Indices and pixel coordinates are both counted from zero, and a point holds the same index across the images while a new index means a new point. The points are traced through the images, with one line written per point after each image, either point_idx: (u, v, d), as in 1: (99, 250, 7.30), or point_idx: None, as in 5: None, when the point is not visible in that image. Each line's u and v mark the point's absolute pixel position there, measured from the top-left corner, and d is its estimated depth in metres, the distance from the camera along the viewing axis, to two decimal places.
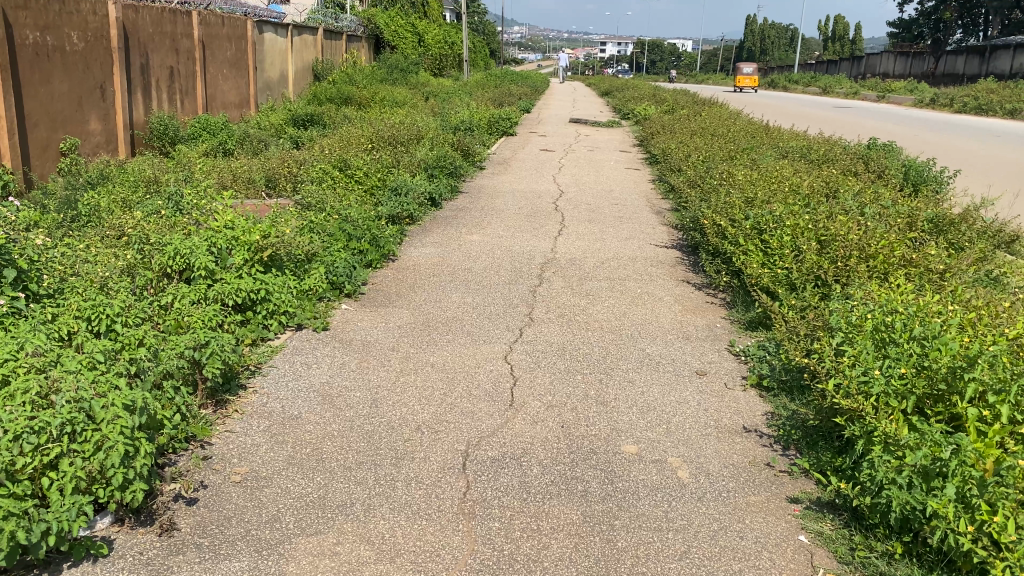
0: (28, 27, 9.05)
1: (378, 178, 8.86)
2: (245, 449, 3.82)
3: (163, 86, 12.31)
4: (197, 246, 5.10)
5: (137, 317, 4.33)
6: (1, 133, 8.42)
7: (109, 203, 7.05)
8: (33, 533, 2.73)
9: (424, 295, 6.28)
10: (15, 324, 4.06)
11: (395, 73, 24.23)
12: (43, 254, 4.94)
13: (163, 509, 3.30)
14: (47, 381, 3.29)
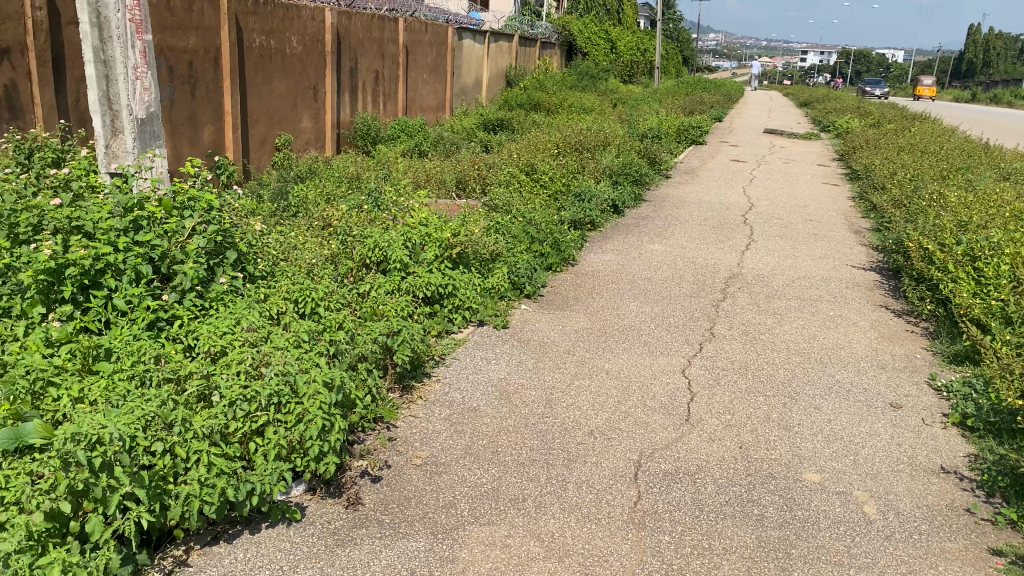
0: (256, 32, 9.90)
1: (564, 183, 8.96)
2: (427, 435, 3.99)
3: (369, 89, 13.12)
4: (394, 240, 5.39)
5: (337, 302, 4.63)
6: (227, 128, 9.31)
7: (315, 197, 7.57)
8: (240, 492, 3.01)
9: (603, 301, 6.30)
10: (234, 302, 4.47)
11: (586, 80, 24.44)
12: (259, 239, 5.40)
13: (351, 483, 3.52)
14: (259, 355, 3.59)
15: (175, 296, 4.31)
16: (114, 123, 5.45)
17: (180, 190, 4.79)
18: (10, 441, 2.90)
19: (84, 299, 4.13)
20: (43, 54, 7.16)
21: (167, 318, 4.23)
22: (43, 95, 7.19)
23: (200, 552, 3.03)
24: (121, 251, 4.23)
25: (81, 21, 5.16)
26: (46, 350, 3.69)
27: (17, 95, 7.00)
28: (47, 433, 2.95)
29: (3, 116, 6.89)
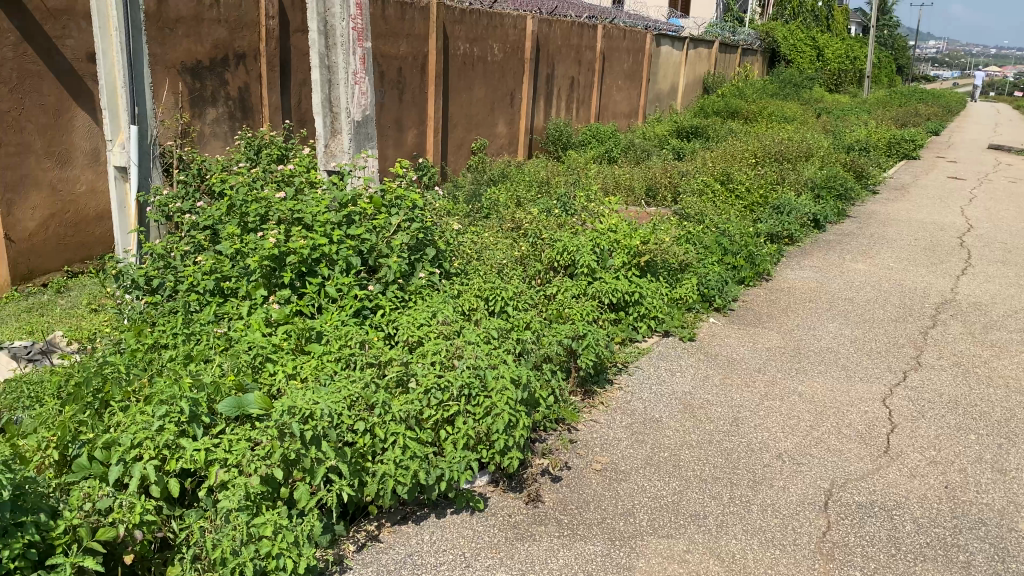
0: (461, 39, 10.31)
1: (761, 194, 8.66)
2: (608, 441, 4.00)
3: (563, 95, 13.33)
4: (584, 245, 5.44)
5: (526, 302, 4.74)
6: (428, 130, 9.79)
7: (508, 200, 7.78)
8: (430, 476, 3.19)
9: (797, 320, 6.03)
10: (430, 296, 4.68)
11: (789, 88, 23.48)
12: (456, 238, 5.64)
13: (532, 480, 3.61)
14: (452, 348, 3.76)
15: (379, 287, 4.57)
16: (333, 124, 5.89)
17: (388, 189, 5.09)
18: (234, 409, 3.21)
19: (300, 285, 4.49)
20: (273, 59, 7.84)
21: (371, 307, 4.47)
22: (271, 97, 7.89)
23: (391, 530, 3.23)
24: (335, 243, 4.57)
25: (311, 30, 5.63)
26: (267, 329, 4.04)
27: (249, 97, 7.71)
28: (265, 404, 3.25)
29: (237, 116, 7.64)
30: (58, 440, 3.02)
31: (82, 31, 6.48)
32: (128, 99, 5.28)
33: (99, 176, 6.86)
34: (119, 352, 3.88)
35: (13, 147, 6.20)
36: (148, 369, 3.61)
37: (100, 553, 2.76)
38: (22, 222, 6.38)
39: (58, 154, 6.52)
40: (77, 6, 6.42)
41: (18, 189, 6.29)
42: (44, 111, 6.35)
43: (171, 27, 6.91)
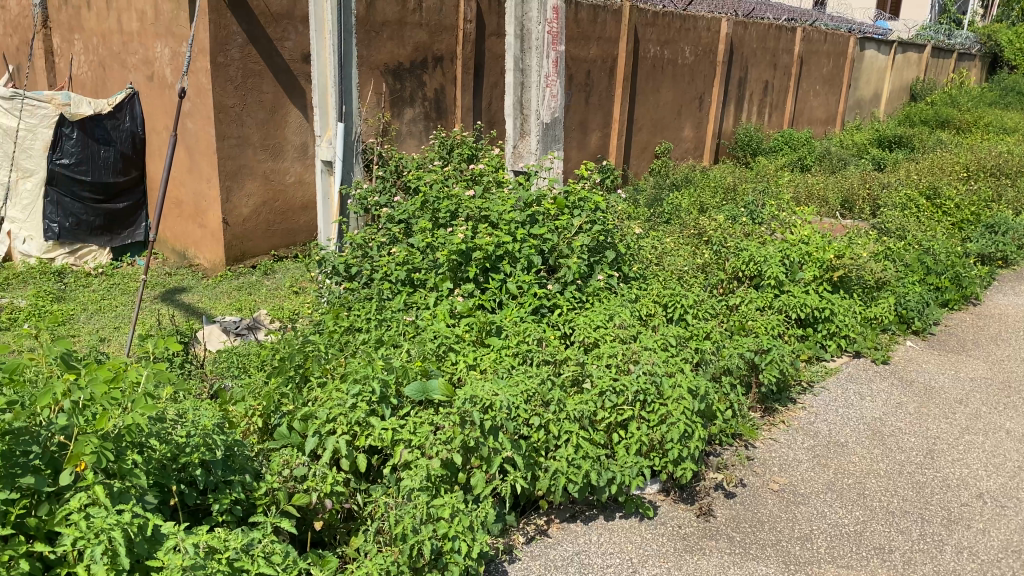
0: (652, 42, 10.19)
1: (973, 212, 7.97)
2: (787, 462, 3.86)
3: (756, 99, 12.92)
4: (772, 255, 5.24)
5: (708, 311, 4.63)
6: (613, 133, 9.82)
7: (691, 205, 7.66)
8: (601, 477, 3.23)
9: (1009, 350, 5.52)
10: (608, 298, 4.67)
11: (1012, 96, 21.42)
12: (638, 242, 5.62)
13: (704, 493, 3.55)
14: (629, 351, 3.75)
15: (558, 287, 4.62)
16: (523, 125, 6.03)
17: (573, 190, 5.14)
18: (419, 393, 3.38)
19: (484, 280, 4.63)
20: (468, 62, 8.15)
21: (550, 306, 4.53)
22: (464, 98, 8.21)
23: (559, 526, 3.29)
24: (518, 241, 4.68)
25: (508, 34, 5.80)
26: (451, 320, 4.20)
27: (444, 98, 8.09)
28: (448, 392, 3.40)
29: (432, 116, 8.02)
30: (263, 409, 3.32)
31: (300, 35, 7.06)
32: (336, 97, 5.66)
33: (305, 168, 7.43)
34: (317, 332, 4.17)
35: (235, 139, 6.83)
36: (343, 350, 3.86)
37: (293, 515, 3.00)
38: (238, 208, 7.00)
39: (272, 147, 7.12)
40: (296, 12, 6.99)
41: (236, 177, 6.91)
42: (262, 108, 6.96)
43: (377, 31, 7.30)
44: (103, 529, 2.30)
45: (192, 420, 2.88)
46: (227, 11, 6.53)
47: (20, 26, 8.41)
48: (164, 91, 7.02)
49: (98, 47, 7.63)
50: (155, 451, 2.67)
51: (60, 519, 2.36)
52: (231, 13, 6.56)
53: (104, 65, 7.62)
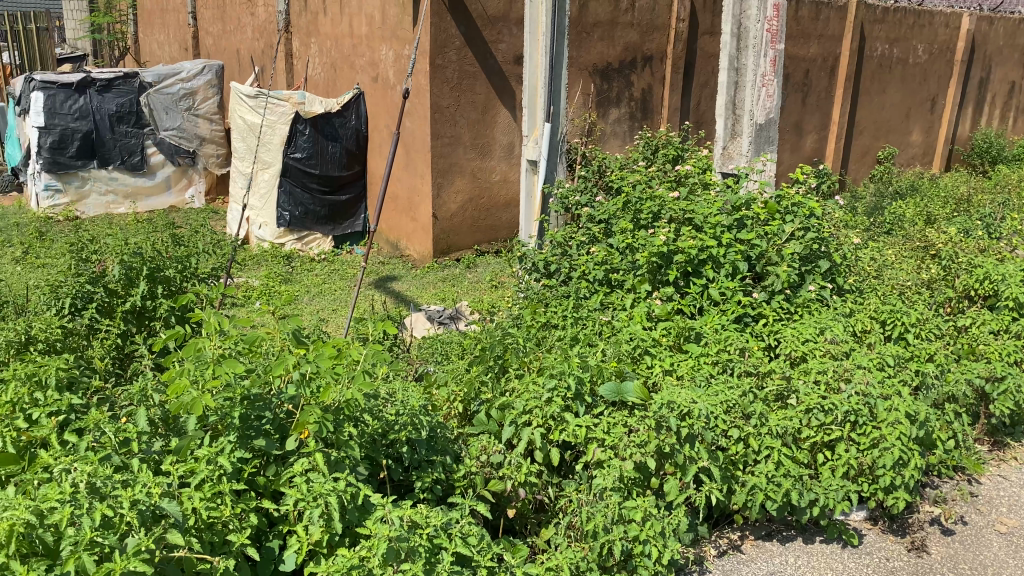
0: (880, 40, 9.50)
1: None
2: (1017, 503, 3.50)
3: (999, 102, 11.78)
4: (1011, 274, 4.74)
5: (931, 331, 4.27)
6: (830, 137, 9.31)
7: (915, 216, 7.09)
8: (802, 498, 3.08)
9: None
10: (818, 310, 4.43)
11: None
12: (855, 253, 5.28)
13: (918, 526, 3.30)
14: (840, 368, 3.53)
15: (764, 296, 4.43)
16: (735, 127, 5.86)
17: (786, 194, 4.90)
18: (613, 394, 3.36)
19: (686, 284, 4.52)
20: (679, 61, 8.03)
21: (755, 315, 4.36)
22: (672, 98, 8.12)
23: (754, 543, 3.19)
24: (724, 246, 4.53)
25: (725, 32, 5.62)
26: (648, 323, 4.15)
27: (651, 98, 8.05)
28: (643, 395, 3.35)
29: (638, 116, 8.00)
30: (464, 395, 3.48)
31: (513, 36, 7.28)
32: (546, 98, 5.79)
33: (511, 167, 7.65)
34: (516, 325, 4.28)
35: (448, 138, 7.14)
36: (540, 345, 3.92)
37: (488, 501, 3.10)
38: (447, 205, 7.32)
39: (481, 146, 7.38)
40: (512, 14, 7.22)
41: (447, 174, 7.23)
42: (474, 108, 7.24)
43: (589, 31, 7.36)
44: (322, 494, 2.48)
45: (402, 401, 3.11)
46: (447, 14, 6.85)
47: (267, 31, 9.26)
48: (387, 91, 7.48)
49: (331, 49, 8.25)
50: (369, 426, 2.88)
51: (285, 480, 2.59)
52: (452, 17, 6.89)
53: (336, 67, 8.23)
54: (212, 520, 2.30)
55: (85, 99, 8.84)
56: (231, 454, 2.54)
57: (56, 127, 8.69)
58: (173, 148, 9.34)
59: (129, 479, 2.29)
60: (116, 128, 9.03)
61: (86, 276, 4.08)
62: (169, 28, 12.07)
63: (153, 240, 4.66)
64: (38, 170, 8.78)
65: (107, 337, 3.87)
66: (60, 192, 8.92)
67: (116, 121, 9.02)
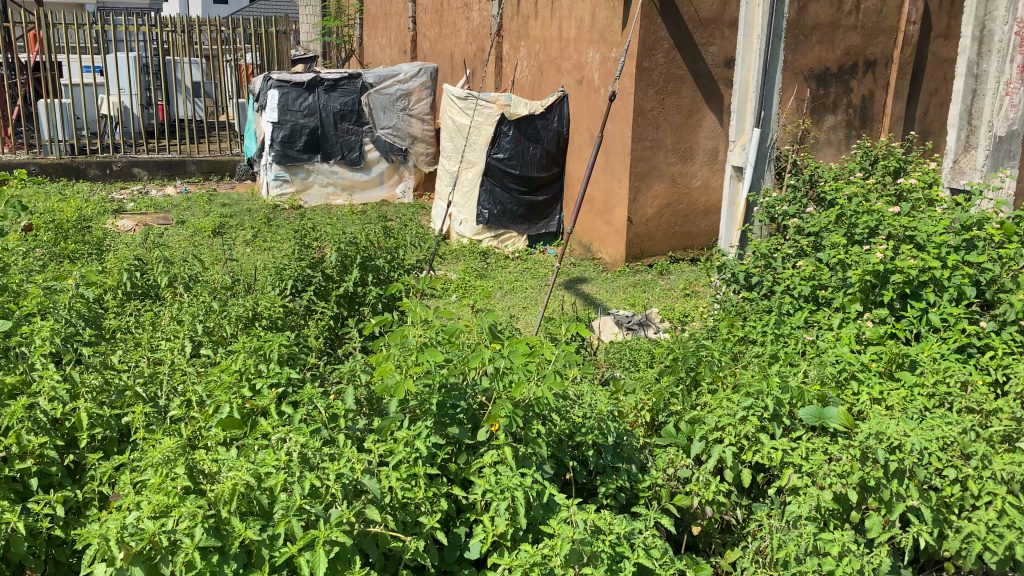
0: None
1: None
2: None
3: None
4: None
5: None
6: None
7: None
8: None
9: None
10: None
11: None
12: None
13: None
14: None
15: (994, 326, 3.99)
16: (969, 138, 5.36)
17: None
18: (813, 418, 3.15)
19: (902, 307, 4.18)
20: (906, 67, 7.47)
21: (980, 346, 3.94)
22: (896, 106, 7.57)
23: None
24: (949, 268, 4.13)
25: (963, 36, 5.21)
26: (856, 346, 3.84)
27: (873, 105, 7.53)
28: (848, 423, 3.11)
29: (856, 124, 7.51)
30: (653, 405, 3.43)
31: (725, 39, 7.08)
32: (756, 103, 5.59)
33: (713, 173, 7.43)
34: (710, 338, 4.16)
35: (649, 142, 7.07)
36: (737, 360, 3.78)
37: (674, 515, 3.06)
38: (643, 209, 7.24)
39: (683, 151, 7.24)
40: (725, 16, 7.02)
41: (646, 178, 7.15)
42: (679, 111, 7.11)
43: (807, 34, 7.04)
44: (509, 487, 2.53)
45: (590, 404, 3.14)
46: (658, 17, 6.80)
47: (480, 35, 9.59)
48: (591, 93, 7.51)
49: (540, 53, 8.42)
50: (557, 425, 2.93)
51: (474, 469, 2.67)
52: (662, 19, 6.81)
53: (543, 70, 8.38)
54: (406, 500, 2.40)
55: (313, 97, 9.60)
56: (426, 440, 2.61)
57: (287, 123, 9.52)
58: (388, 146, 9.89)
59: (336, 453, 2.41)
60: (339, 125, 9.72)
61: (307, 260, 4.42)
62: (390, 32, 12.82)
63: (367, 230, 4.96)
64: (270, 161, 9.65)
65: (321, 317, 4.16)
66: (287, 182, 9.74)
67: (340, 119, 9.71)
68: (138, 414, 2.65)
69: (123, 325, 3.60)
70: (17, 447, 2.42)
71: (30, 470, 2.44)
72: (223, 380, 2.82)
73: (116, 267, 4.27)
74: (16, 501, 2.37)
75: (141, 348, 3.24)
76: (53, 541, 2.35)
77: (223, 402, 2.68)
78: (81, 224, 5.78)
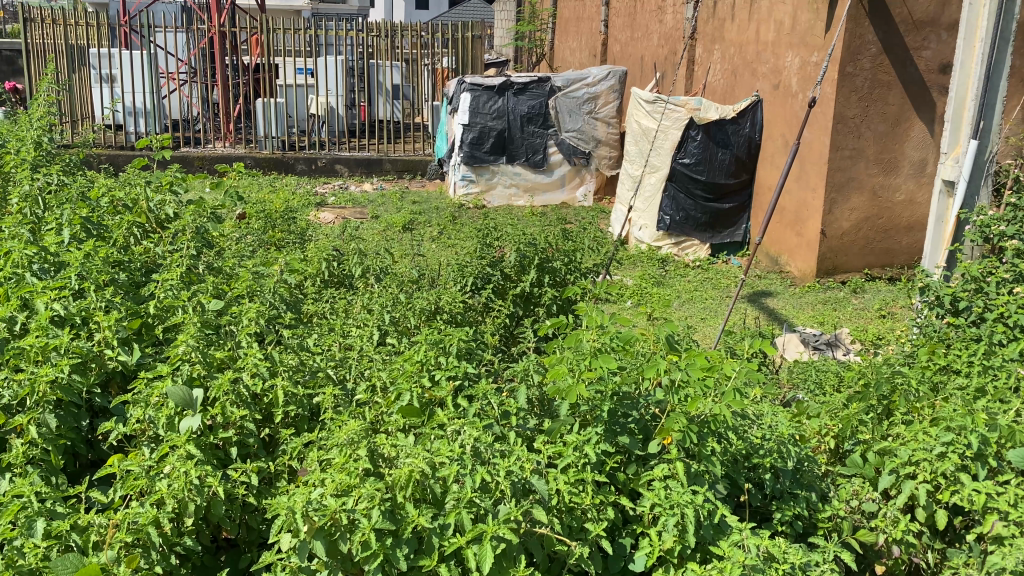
0: None
1: None
2: None
3: None
4: None
5: None
6: None
7: None
8: None
9: None
10: None
11: None
12: None
13: None
14: None
15: None
16: None
17: None
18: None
19: None
20: None
21: None
22: None
23: None
24: None
25: None
26: None
27: None
28: None
29: None
30: (838, 431, 3.22)
31: (942, 42, 6.55)
32: (974, 112, 5.13)
33: (920, 186, 6.89)
34: (907, 364, 3.86)
35: (849, 151, 6.67)
36: (937, 391, 3.48)
37: (857, 550, 2.86)
38: (838, 222, 6.84)
39: (886, 162, 6.77)
40: (944, 17, 6.51)
41: (842, 190, 6.75)
42: (884, 120, 6.66)
43: None
44: (679, 504, 2.46)
45: (769, 426, 3.01)
46: (866, 20, 6.42)
47: (672, 38, 9.44)
48: (787, 99, 7.19)
49: (734, 56, 8.17)
50: (733, 444, 2.83)
51: (644, 481, 2.62)
52: (870, 22, 6.43)
53: (737, 74, 8.12)
54: (573, 505, 2.38)
55: (503, 101, 9.85)
56: (596, 446, 2.58)
57: (477, 125, 9.84)
58: (572, 149, 9.95)
59: (507, 450, 2.45)
60: (526, 128, 9.91)
61: (489, 259, 4.54)
62: (582, 36, 12.90)
63: (547, 232, 5.03)
64: (459, 161, 10.00)
65: (498, 315, 4.23)
66: (473, 182, 10.04)
67: (527, 121, 9.90)
68: (328, 395, 2.81)
69: (319, 311, 3.84)
70: (222, 417, 2.63)
71: (232, 439, 2.64)
72: (405, 369, 2.92)
73: (315, 255, 4.57)
74: (217, 467, 2.58)
75: (333, 334, 3.44)
76: (247, 507, 2.54)
77: (404, 390, 2.79)
78: (288, 215, 6.24)
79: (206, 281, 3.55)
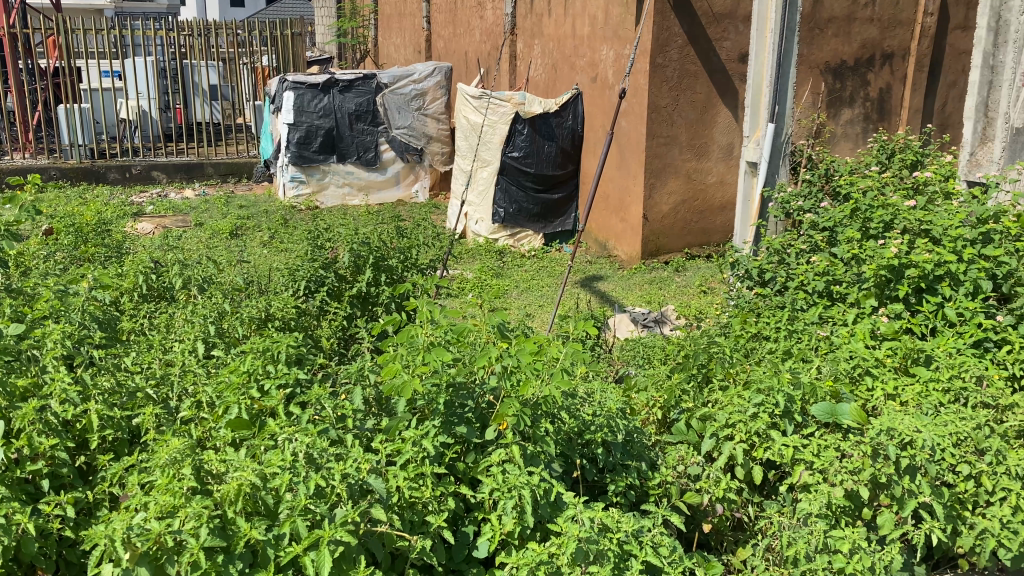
0: None
1: None
2: None
3: None
4: None
5: None
6: None
7: None
8: None
9: None
10: None
11: None
12: None
13: None
14: None
15: (1011, 319, 3.87)
16: (985, 130, 5.27)
17: None
18: (826, 415, 3.12)
19: (917, 302, 4.09)
20: (924, 59, 7.38)
21: (997, 340, 3.83)
22: (914, 98, 7.49)
23: None
24: (966, 261, 4.02)
25: (980, 26, 5.13)
26: (871, 341, 3.79)
27: (890, 99, 7.46)
28: (861, 419, 3.06)
29: (873, 117, 7.41)
30: (664, 402, 3.41)
31: (740, 33, 7.05)
32: (770, 98, 5.55)
33: (729, 169, 7.40)
34: (724, 335, 4.15)
35: (664, 138, 7.05)
36: (749, 357, 3.75)
37: (684, 512, 3.05)
38: (659, 206, 7.22)
39: (697, 147, 7.21)
40: (739, 10, 7.00)
41: (660, 175, 7.13)
42: (693, 107, 7.08)
43: (822, 27, 6.99)
44: (516, 486, 2.53)
45: (600, 403, 3.14)
46: (671, 13, 6.78)
47: (493, 33, 9.59)
48: (605, 90, 7.48)
49: (553, 50, 8.42)
50: (567, 423, 2.94)
51: (482, 468, 2.68)
52: (675, 15, 6.80)
53: (557, 67, 8.38)
54: (413, 500, 2.40)
55: (328, 98, 9.64)
56: (434, 438, 2.62)
57: (302, 124, 9.58)
58: (403, 146, 9.91)
59: (342, 453, 2.43)
60: (354, 126, 9.76)
61: (320, 261, 4.46)
62: (405, 32, 12.85)
63: (380, 231, 4.98)
64: (286, 162, 9.71)
65: (333, 318, 4.14)
66: (303, 183, 9.80)
67: (355, 119, 9.75)
68: (148, 415, 2.67)
69: (137, 327, 3.64)
70: (28, 449, 2.44)
71: (42, 471, 2.47)
72: (232, 381, 2.84)
73: (132, 270, 4.31)
74: (27, 503, 2.40)
75: (153, 350, 3.28)
76: (65, 541, 2.38)
77: (232, 403, 2.69)
78: (101, 228, 5.82)
79: (3, 304, 3.29)
